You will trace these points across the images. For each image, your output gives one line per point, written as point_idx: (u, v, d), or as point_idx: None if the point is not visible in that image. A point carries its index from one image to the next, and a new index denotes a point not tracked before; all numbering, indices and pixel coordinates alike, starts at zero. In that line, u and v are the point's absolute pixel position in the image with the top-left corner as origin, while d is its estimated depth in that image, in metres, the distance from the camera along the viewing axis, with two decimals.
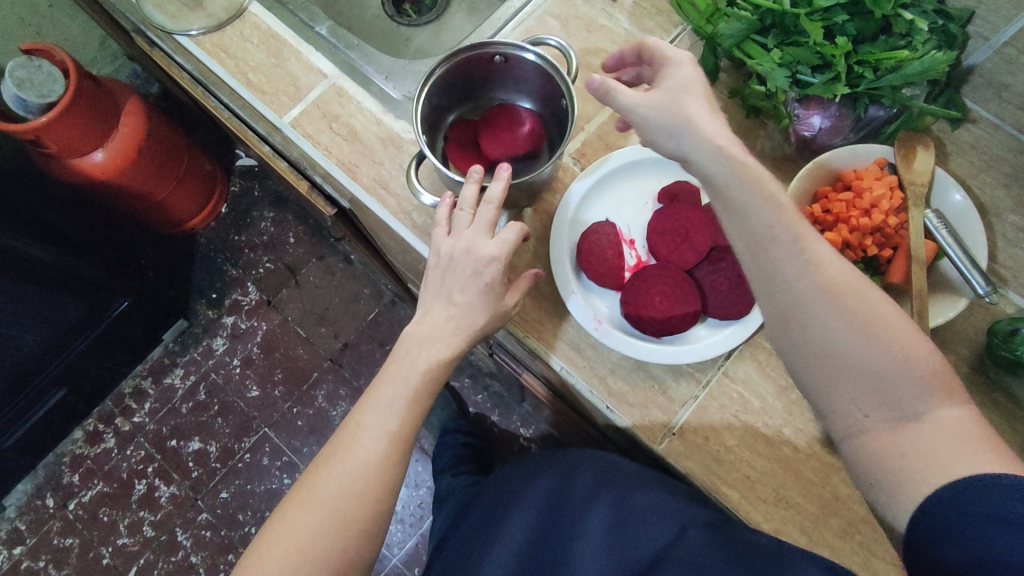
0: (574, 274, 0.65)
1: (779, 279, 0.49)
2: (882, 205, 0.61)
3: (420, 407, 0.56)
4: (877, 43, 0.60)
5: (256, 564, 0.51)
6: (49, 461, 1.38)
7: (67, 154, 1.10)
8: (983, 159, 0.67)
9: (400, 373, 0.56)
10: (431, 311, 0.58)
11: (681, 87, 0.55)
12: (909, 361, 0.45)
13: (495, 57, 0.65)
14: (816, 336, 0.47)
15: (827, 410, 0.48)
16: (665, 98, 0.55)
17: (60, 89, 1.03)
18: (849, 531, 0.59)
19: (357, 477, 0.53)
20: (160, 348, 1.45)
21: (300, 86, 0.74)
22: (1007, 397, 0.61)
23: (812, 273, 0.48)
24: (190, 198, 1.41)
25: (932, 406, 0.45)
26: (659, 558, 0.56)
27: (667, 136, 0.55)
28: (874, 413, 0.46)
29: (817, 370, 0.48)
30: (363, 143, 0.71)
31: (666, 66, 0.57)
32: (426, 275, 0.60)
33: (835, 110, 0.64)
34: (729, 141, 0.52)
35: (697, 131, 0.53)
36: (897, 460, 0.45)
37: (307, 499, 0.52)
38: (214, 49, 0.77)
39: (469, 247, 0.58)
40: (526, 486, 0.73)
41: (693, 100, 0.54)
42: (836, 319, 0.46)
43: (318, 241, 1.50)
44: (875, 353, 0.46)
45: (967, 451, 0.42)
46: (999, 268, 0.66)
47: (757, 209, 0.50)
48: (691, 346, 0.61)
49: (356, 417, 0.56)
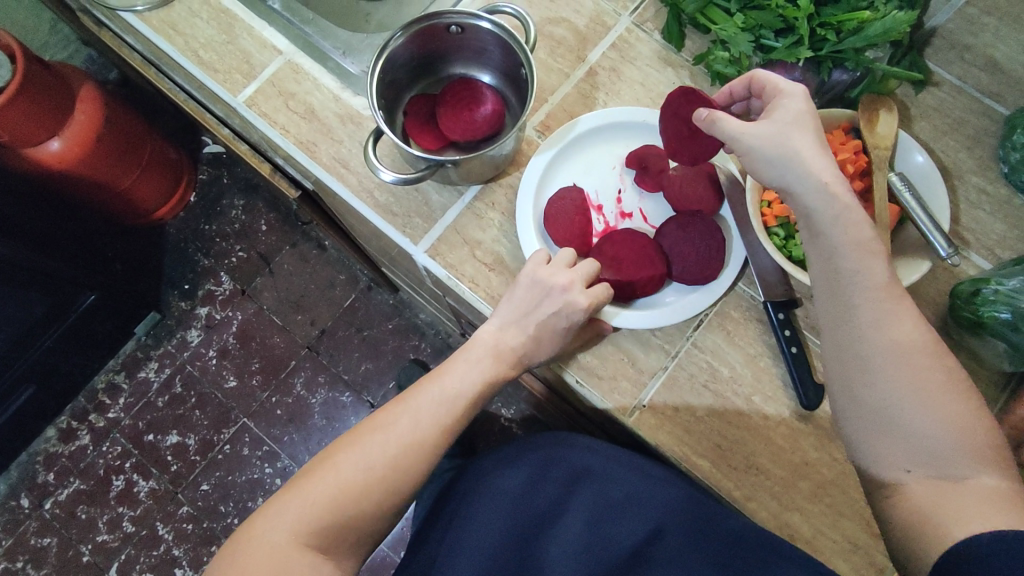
0: (541, 239, 0.64)
1: (849, 328, 0.50)
2: (846, 170, 0.61)
3: (470, 411, 0.58)
4: (840, 4, 0.60)
5: (300, 492, 0.51)
6: (22, 460, 1.35)
7: (22, 143, 1.07)
8: (946, 122, 0.67)
9: (466, 371, 0.58)
10: (506, 326, 0.59)
11: (793, 120, 0.52)
12: (965, 431, 0.47)
13: (451, 28, 0.63)
14: (876, 392, 0.49)
15: (871, 462, 0.50)
16: (777, 131, 0.52)
17: (7, 74, 1.00)
18: (817, 494, 0.60)
19: (410, 455, 0.54)
20: (132, 342, 1.42)
21: (253, 64, 0.72)
22: (970, 357, 0.62)
23: (886, 332, 0.49)
24: (156, 187, 1.37)
25: (976, 471, 0.46)
26: (638, 554, 0.61)
27: (771, 167, 0.52)
28: (916, 469, 0.48)
29: (873, 425, 0.49)
30: (321, 121, 0.69)
31: (778, 96, 0.53)
32: (512, 294, 0.60)
33: (799, 74, 0.63)
34: (835, 178, 0.51)
35: (803, 168, 0.51)
36: (933, 516, 0.46)
37: (362, 446, 0.53)
38: (161, 26, 0.73)
39: (566, 287, 0.58)
40: (493, 471, 0.69)
41: (803, 134, 0.52)
42: (899, 379, 0.48)
43: (290, 228, 1.47)
44: (931, 417, 0.47)
45: (1004, 513, 0.44)
46: (962, 231, 0.65)
47: (844, 255, 0.50)
48: (658, 310, 0.61)
49: (419, 394, 0.57)
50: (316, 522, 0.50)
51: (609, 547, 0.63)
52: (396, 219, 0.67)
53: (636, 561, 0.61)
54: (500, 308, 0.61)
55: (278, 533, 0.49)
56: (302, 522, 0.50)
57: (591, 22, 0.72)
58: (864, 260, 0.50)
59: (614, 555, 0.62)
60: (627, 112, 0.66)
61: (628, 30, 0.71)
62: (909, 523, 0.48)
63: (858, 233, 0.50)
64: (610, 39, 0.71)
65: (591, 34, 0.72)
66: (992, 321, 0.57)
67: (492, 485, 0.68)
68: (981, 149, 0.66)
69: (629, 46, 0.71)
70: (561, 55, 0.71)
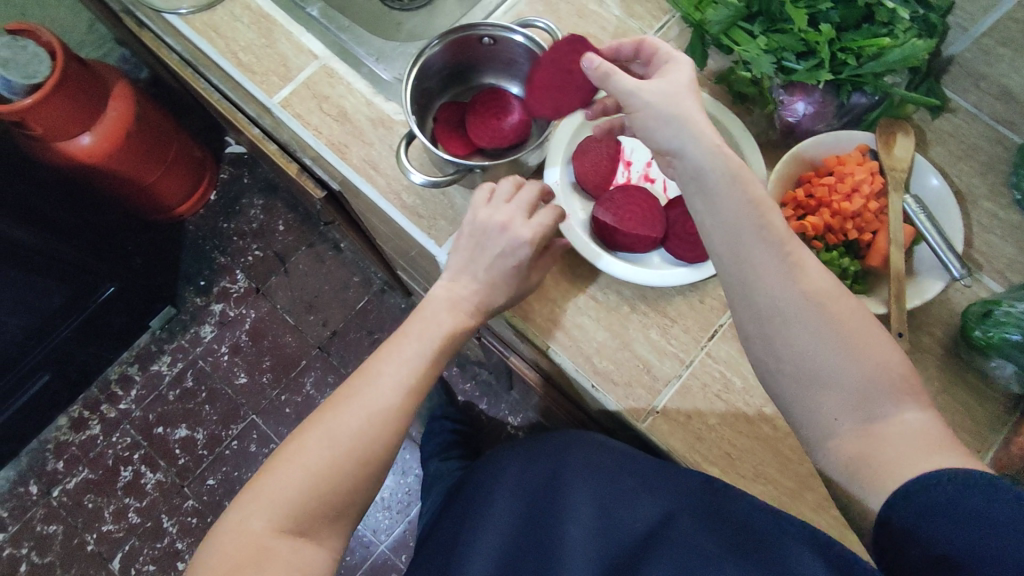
0: (564, 171, 0.67)
1: (755, 280, 0.50)
2: (863, 189, 0.62)
3: (433, 370, 0.59)
4: (861, 30, 0.62)
5: (270, 486, 0.51)
6: (33, 447, 1.37)
7: (54, 137, 1.10)
8: (961, 147, 0.69)
9: (424, 333, 0.60)
10: (458, 278, 0.62)
11: (685, 84, 0.53)
12: (882, 368, 0.48)
13: (484, 39, 0.66)
14: (794, 342, 0.49)
15: (801, 417, 0.50)
16: (670, 90, 0.53)
17: (46, 70, 1.03)
18: (826, 506, 0.60)
19: (378, 420, 0.55)
20: (147, 335, 1.44)
21: (290, 67, 0.74)
22: (979, 377, 0.63)
23: (794, 279, 0.49)
24: (178, 184, 1.39)
25: (899, 408, 0.47)
26: (655, 533, 0.60)
27: (665, 125, 0.52)
28: (845, 417, 0.48)
29: (798, 378, 0.49)
30: (353, 124, 0.72)
31: (670, 64, 0.55)
32: (458, 242, 0.63)
33: (819, 97, 0.65)
34: (723, 143, 0.51)
35: (693, 126, 0.51)
36: (872, 463, 0.46)
37: (327, 431, 0.53)
38: (203, 28, 0.76)
39: (506, 224, 0.60)
40: (513, 468, 0.75)
41: (692, 98, 0.53)
42: (814, 325, 0.48)
43: (308, 229, 1.50)
44: (850, 361, 0.48)
45: (938, 450, 0.45)
46: (975, 254, 0.66)
47: (744, 215, 0.50)
48: (643, 269, 0.64)
49: (378, 364, 0.58)
50: (293, 508, 0.51)
51: (619, 534, 0.62)
52: (421, 221, 0.69)
53: (648, 543, 0.60)
54: (449, 261, 0.63)
55: (256, 522, 0.50)
56: (275, 510, 0.50)
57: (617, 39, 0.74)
58: (757, 210, 0.50)
59: (624, 540, 0.62)
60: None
61: None
62: (850, 475, 0.47)
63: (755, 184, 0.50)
64: None
65: None
66: (1001, 342, 0.58)
67: (507, 478, 0.74)
68: (994, 175, 0.68)
69: None
70: None
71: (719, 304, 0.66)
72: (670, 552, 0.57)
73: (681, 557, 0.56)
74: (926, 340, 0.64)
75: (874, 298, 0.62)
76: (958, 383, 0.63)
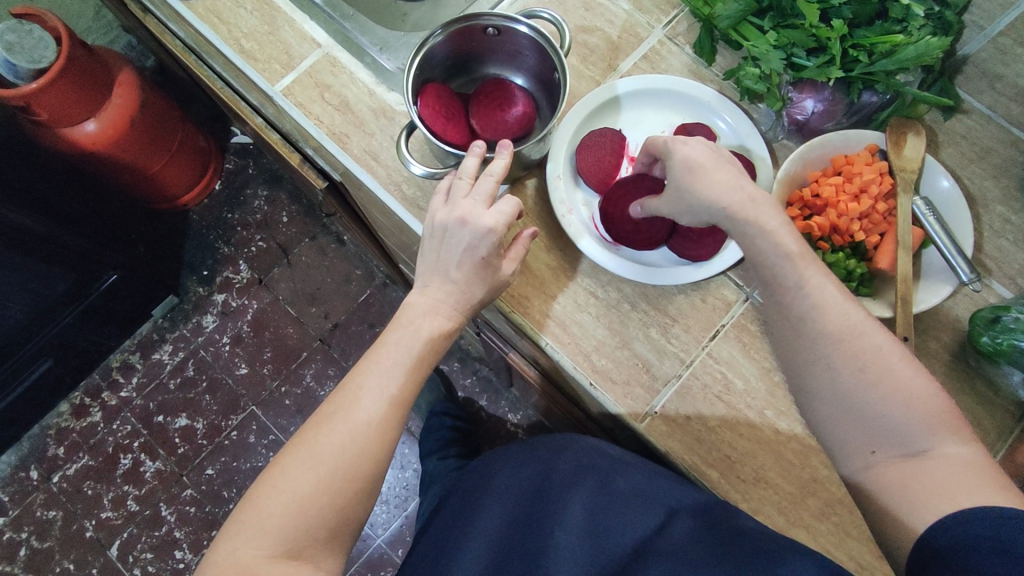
0: (567, 165, 0.67)
1: (790, 324, 0.51)
2: (871, 190, 0.61)
3: (418, 373, 0.58)
4: (873, 27, 0.60)
5: (255, 517, 0.50)
6: (34, 433, 1.37)
7: (59, 123, 1.10)
8: (974, 150, 0.67)
9: (401, 340, 0.58)
10: (430, 283, 0.60)
11: (679, 175, 0.54)
12: (917, 401, 0.47)
13: (487, 30, 0.64)
14: (822, 378, 0.50)
15: (836, 451, 0.50)
16: (672, 195, 0.55)
17: (51, 55, 1.03)
18: (826, 512, 0.59)
19: (363, 437, 0.54)
20: (149, 323, 1.44)
21: (293, 55, 0.74)
22: (986, 384, 0.61)
23: (820, 318, 0.49)
24: (183, 173, 1.39)
25: (939, 442, 0.46)
26: (645, 545, 0.60)
27: (694, 219, 0.56)
28: (882, 450, 0.48)
29: (831, 417, 0.50)
30: (354, 114, 0.71)
31: (666, 156, 0.56)
32: (423, 245, 0.61)
33: (829, 94, 0.64)
34: (742, 203, 0.52)
35: (709, 212, 0.53)
36: (907, 493, 0.46)
37: (309, 456, 0.52)
38: (206, 14, 0.75)
39: (464, 218, 0.58)
40: (505, 469, 0.74)
41: (690, 185, 0.54)
42: (842, 361, 0.48)
43: (311, 221, 1.50)
44: (882, 398, 0.47)
45: (978, 485, 0.44)
46: (985, 259, 0.65)
47: (767, 257, 0.51)
48: (646, 268, 0.63)
49: (359, 378, 0.56)
50: (281, 535, 0.50)
51: (611, 542, 0.62)
52: (421, 213, 0.68)
53: (638, 555, 0.59)
54: (418, 266, 0.61)
55: (248, 551, 0.50)
56: (267, 537, 0.50)
57: (624, 33, 0.73)
58: (790, 261, 0.51)
59: (617, 549, 0.61)
60: (689, 84, 0.67)
61: (660, 42, 0.72)
62: (889, 513, 0.47)
63: (783, 236, 0.51)
64: (642, 50, 0.72)
65: (623, 44, 0.73)
66: (1011, 349, 0.57)
67: (500, 480, 0.73)
68: (1008, 178, 0.66)
69: (660, 59, 0.72)
70: (592, 63, 0.72)
71: (721, 304, 0.65)
72: (661, 559, 0.57)
73: (671, 566, 0.56)
74: (932, 345, 0.63)
75: (880, 301, 0.61)
76: (965, 390, 0.62)
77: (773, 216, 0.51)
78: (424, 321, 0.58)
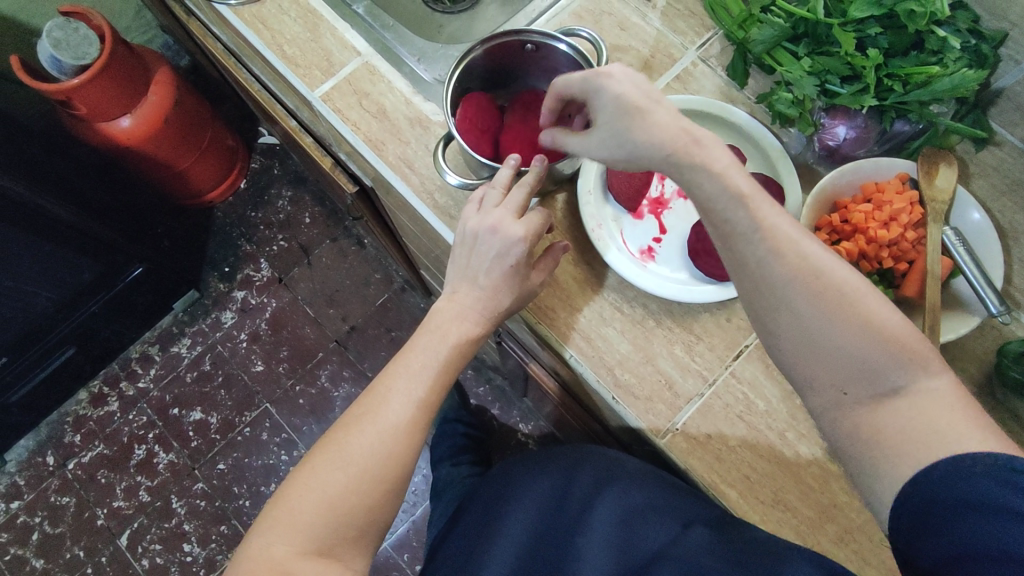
0: (598, 181, 0.67)
1: (749, 272, 0.47)
2: (901, 219, 0.61)
3: (443, 378, 0.59)
4: (908, 57, 0.61)
5: (284, 515, 0.51)
6: (53, 419, 1.40)
7: (95, 117, 1.13)
8: (1005, 182, 0.67)
9: (430, 344, 0.59)
10: (459, 289, 0.61)
11: (610, 117, 0.49)
12: (886, 337, 0.45)
13: (527, 46, 0.66)
14: (793, 324, 0.47)
15: (806, 387, 0.49)
16: (606, 134, 0.50)
17: (95, 52, 1.05)
18: (844, 538, 0.59)
19: (390, 439, 0.54)
20: (170, 317, 1.46)
21: (333, 62, 0.75)
22: (1012, 418, 0.61)
23: (781, 267, 0.46)
24: (211, 171, 1.41)
25: (914, 377, 0.45)
26: (660, 555, 0.60)
27: (628, 163, 0.50)
28: (854, 390, 0.47)
29: (802, 360, 0.48)
30: (391, 122, 0.72)
31: (588, 96, 0.50)
32: (453, 254, 0.62)
33: (861, 122, 0.64)
34: (686, 145, 0.47)
35: (648, 154, 0.48)
36: (885, 442, 0.45)
37: (339, 457, 0.53)
38: (252, 19, 0.78)
39: (495, 227, 0.59)
40: (526, 481, 0.75)
41: (623, 125, 0.48)
42: (810, 304, 0.46)
43: (333, 223, 1.52)
44: (856, 336, 0.45)
45: (954, 425, 0.44)
46: (1014, 291, 0.65)
47: (728, 215, 0.47)
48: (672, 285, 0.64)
49: (387, 381, 0.57)
50: (311, 533, 0.51)
51: (635, 552, 0.62)
52: (453, 222, 0.69)
53: (653, 562, 0.60)
54: (449, 272, 0.62)
55: (280, 547, 0.50)
56: (297, 534, 0.51)
57: (657, 53, 0.74)
58: (749, 213, 0.46)
59: (637, 558, 0.62)
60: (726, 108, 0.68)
61: (694, 64, 0.73)
62: (868, 458, 0.47)
63: (734, 178, 0.46)
64: (676, 70, 0.73)
65: (657, 63, 0.74)
66: None
67: (521, 491, 0.74)
68: None
69: (693, 79, 0.73)
70: None
71: (746, 324, 0.65)
72: (671, 567, 0.57)
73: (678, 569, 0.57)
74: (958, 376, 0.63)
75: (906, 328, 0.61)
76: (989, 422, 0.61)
77: (729, 161, 0.46)
78: (450, 327, 0.59)
